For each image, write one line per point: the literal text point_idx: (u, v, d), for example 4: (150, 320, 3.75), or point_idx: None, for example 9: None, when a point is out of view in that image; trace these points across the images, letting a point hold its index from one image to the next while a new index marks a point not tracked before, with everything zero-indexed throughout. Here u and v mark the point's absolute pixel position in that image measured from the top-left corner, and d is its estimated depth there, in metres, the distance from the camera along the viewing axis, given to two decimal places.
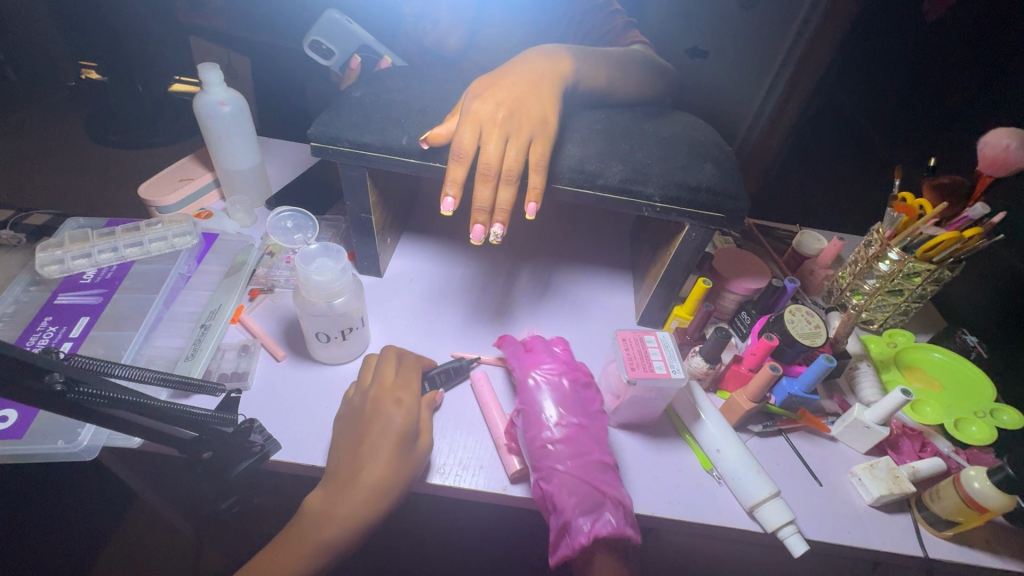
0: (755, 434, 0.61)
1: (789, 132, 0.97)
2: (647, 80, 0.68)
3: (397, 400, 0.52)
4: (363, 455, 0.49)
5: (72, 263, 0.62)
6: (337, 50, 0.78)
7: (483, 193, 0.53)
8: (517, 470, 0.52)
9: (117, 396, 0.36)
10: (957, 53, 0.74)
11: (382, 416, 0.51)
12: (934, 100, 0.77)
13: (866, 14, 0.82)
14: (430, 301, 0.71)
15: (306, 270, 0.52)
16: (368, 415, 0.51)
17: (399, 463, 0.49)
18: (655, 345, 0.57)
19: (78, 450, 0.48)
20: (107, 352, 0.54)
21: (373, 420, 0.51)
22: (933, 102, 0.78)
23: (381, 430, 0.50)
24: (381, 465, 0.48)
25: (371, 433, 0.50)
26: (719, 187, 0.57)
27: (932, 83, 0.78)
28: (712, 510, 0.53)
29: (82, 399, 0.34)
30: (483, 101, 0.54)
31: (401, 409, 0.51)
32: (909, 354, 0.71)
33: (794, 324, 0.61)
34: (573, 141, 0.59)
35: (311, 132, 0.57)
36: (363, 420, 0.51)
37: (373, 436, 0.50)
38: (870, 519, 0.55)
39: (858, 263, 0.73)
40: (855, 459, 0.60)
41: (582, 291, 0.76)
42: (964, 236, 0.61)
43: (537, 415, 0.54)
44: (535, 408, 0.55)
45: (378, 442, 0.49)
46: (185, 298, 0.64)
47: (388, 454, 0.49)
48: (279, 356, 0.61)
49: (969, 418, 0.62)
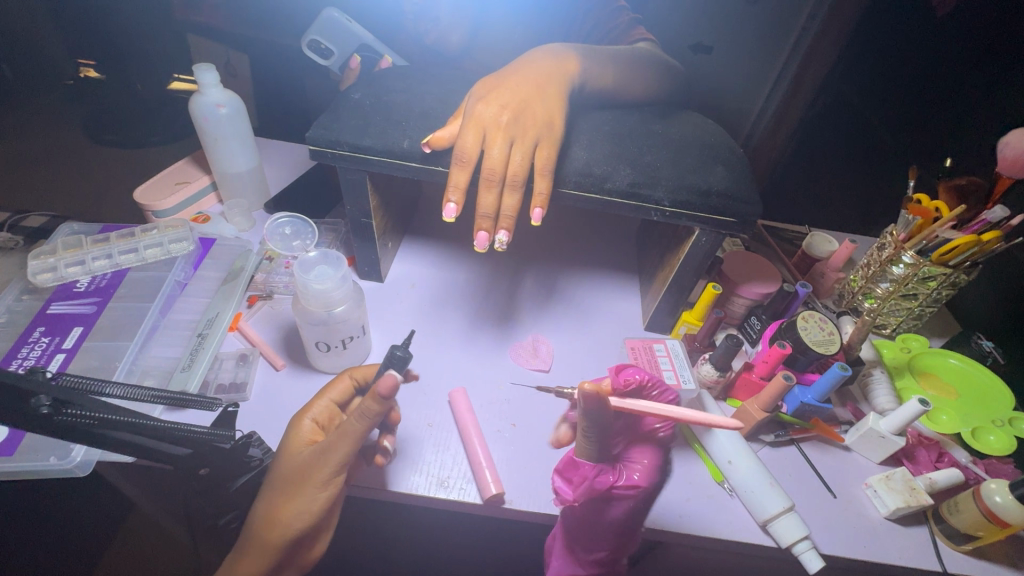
0: (766, 443, 0.59)
1: (793, 132, 0.92)
2: (655, 79, 0.66)
3: (325, 444, 0.44)
4: (289, 504, 0.43)
5: (65, 270, 0.60)
6: (336, 50, 0.76)
7: (487, 199, 0.51)
8: (492, 494, 0.49)
9: (108, 416, 0.35)
10: (958, 57, 0.72)
11: (293, 449, 0.46)
12: (941, 102, 0.76)
13: (871, 12, 0.77)
14: (432, 306, 0.70)
15: (305, 279, 0.51)
16: (284, 447, 0.47)
17: (296, 508, 0.43)
18: (664, 354, 0.56)
19: (71, 466, 0.46)
20: (101, 364, 0.53)
21: (286, 451, 0.46)
22: (937, 104, 0.77)
23: (284, 468, 0.45)
24: (283, 511, 0.43)
25: (299, 480, 0.44)
26: (730, 190, 0.55)
27: (937, 86, 0.76)
28: (723, 524, 0.52)
29: (74, 421, 0.33)
30: (487, 104, 0.52)
31: (328, 453, 0.44)
32: (924, 359, 0.69)
33: (807, 332, 0.59)
34: (580, 143, 0.57)
35: (310, 136, 0.56)
36: (296, 461, 0.45)
37: (301, 483, 0.44)
38: (887, 531, 0.53)
39: (871, 266, 0.71)
40: (870, 469, 0.58)
41: (587, 296, 0.74)
42: (982, 240, 0.59)
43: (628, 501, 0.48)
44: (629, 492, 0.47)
45: (281, 483, 0.44)
46: (181, 306, 0.63)
47: (289, 498, 0.43)
48: (279, 366, 0.59)
49: (988, 427, 0.60)
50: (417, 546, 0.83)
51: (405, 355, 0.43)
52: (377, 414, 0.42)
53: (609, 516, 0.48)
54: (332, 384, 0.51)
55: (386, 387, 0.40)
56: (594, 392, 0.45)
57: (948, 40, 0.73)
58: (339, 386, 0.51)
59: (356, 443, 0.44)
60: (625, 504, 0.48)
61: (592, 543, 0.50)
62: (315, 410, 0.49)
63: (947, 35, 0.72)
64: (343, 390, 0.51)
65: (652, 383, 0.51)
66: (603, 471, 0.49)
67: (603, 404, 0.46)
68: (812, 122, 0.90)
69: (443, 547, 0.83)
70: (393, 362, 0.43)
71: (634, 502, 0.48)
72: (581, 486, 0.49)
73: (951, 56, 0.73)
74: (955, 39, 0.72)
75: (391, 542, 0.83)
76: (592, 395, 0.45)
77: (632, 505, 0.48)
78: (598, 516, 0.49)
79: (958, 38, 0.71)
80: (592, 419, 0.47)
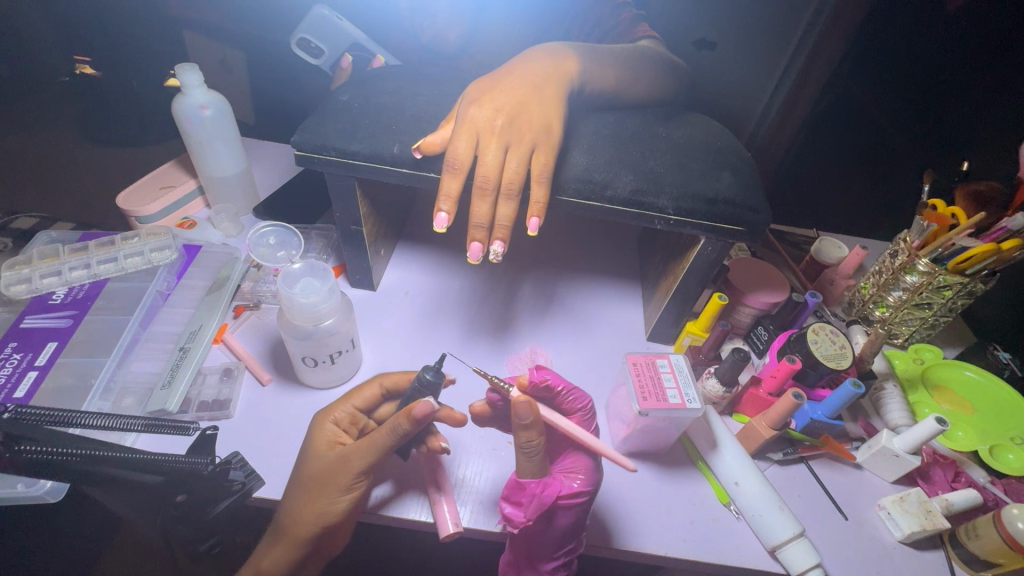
0: (774, 462, 0.57)
1: (798, 130, 0.86)
2: (660, 79, 0.63)
3: (350, 451, 0.44)
4: (317, 506, 0.44)
5: (40, 281, 0.57)
6: (327, 49, 0.74)
7: (481, 208, 0.49)
8: (450, 534, 0.46)
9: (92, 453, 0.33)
10: (963, 56, 0.72)
11: (316, 452, 0.46)
12: (946, 102, 0.76)
13: (884, 4, 0.71)
14: (426, 315, 0.67)
15: (290, 292, 0.48)
16: (306, 448, 0.47)
17: (319, 512, 0.44)
18: (667, 370, 0.53)
19: (40, 493, 0.44)
20: (76, 382, 0.50)
21: (309, 454, 0.46)
22: (942, 103, 0.76)
23: (309, 470, 0.45)
24: (305, 513, 0.44)
25: (326, 485, 0.44)
26: (737, 198, 0.52)
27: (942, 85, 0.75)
28: (730, 549, 0.49)
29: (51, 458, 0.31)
30: (481, 107, 0.50)
31: (356, 457, 0.44)
32: (938, 371, 0.66)
33: (818, 345, 0.57)
34: (579, 147, 0.55)
35: (295, 140, 0.53)
36: (320, 467, 0.45)
37: (328, 489, 0.44)
38: (901, 557, 0.51)
39: (882, 274, 0.68)
40: (882, 489, 0.56)
41: (587, 305, 0.72)
42: (1001, 249, 0.56)
43: (562, 521, 0.45)
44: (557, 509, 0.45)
45: (305, 484, 0.45)
46: (163, 318, 0.60)
47: (313, 499, 0.44)
48: (264, 381, 0.57)
49: (1006, 445, 0.58)
50: (415, 559, 0.81)
51: (434, 379, 0.45)
52: (406, 431, 0.42)
53: (557, 526, 0.45)
54: (359, 389, 0.51)
55: (422, 412, 0.41)
56: (529, 406, 0.43)
57: (953, 39, 0.71)
58: (367, 392, 0.50)
59: (383, 451, 0.44)
60: (573, 512, 0.45)
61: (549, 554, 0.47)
62: (338, 412, 0.49)
63: (952, 33, 0.71)
64: (372, 397, 0.51)
65: (560, 384, 0.49)
66: (547, 483, 0.45)
67: (536, 419, 0.44)
68: (816, 122, 0.84)
69: (441, 559, 0.81)
70: (423, 386, 0.45)
71: (580, 508, 0.45)
72: (530, 506, 0.44)
73: (956, 55, 0.72)
74: (962, 39, 0.71)
75: (388, 555, 0.80)
76: (527, 410, 0.43)
77: (581, 510, 0.45)
78: (551, 527, 0.46)
79: (966, 38, 0.70)
80: (537, 433, 0.44)
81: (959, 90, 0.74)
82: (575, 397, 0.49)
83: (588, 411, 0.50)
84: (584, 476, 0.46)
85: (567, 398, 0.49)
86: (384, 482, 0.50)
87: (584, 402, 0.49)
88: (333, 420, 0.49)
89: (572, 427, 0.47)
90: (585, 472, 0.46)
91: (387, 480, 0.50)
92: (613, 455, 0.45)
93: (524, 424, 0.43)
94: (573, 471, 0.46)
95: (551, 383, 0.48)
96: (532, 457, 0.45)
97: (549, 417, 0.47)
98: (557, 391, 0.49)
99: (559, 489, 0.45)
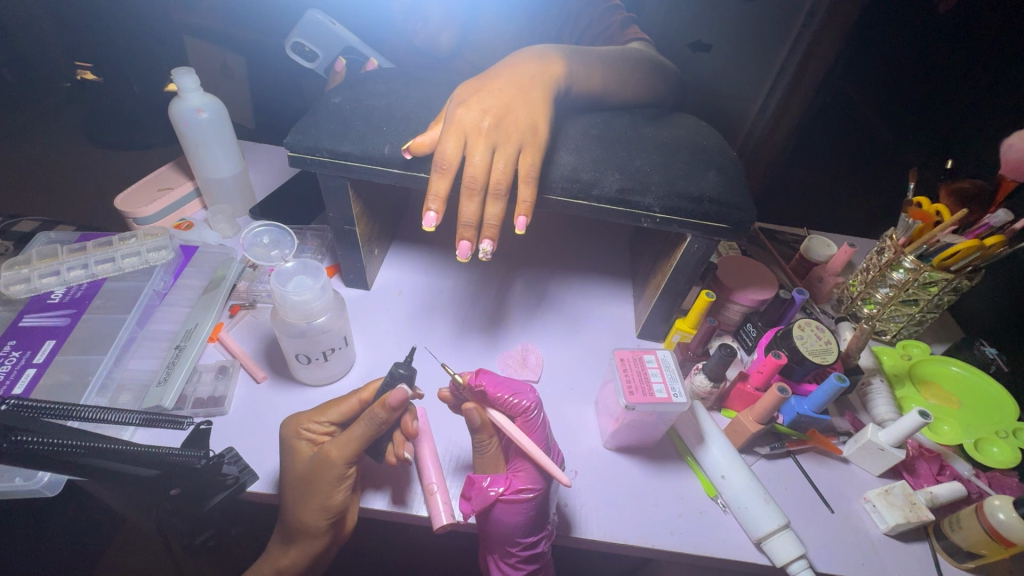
0: (762, 456, 0.57)
1: (793, 130, 0.91)
2: (647, 81, 0.64)
3: (329, 449, 0.45)
4: (312, 506, 0.45)
5: (39, 281, 0.59)
6: (321, 53, 0.75)
7: (469, 208, 0.50)
8: (443, 525, 0.45)
9: (94, 444, 0.33)
10: (959, 56, 0.69)
11: (299, 457, 0.47)
12: (942, 102, 0.72)
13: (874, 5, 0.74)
14: (419, 314, 0.68)
15: (283, 290, 0.49)
16: (287, 457, 0.47)
17: (316, 513, 0.45)
18: (655, 365, 0.54)
19: (38, 487, 0.45)
20: (74, 378, 0.52)
21: (293, 462, 0.47)
22: (940, 103, 0.72)
23: (295, 474, 0.46)
24: (307, 513, 0.45)
25: (313, 485, 0.45)
26: (723, 196, 0.53)
27: (937, 84, 0.72)
28: (717, 541, 0.50)
29: (49, 448, 0.31)
30: (468, 108, 0.51)
31: (337, 454, 0.45)
32: (925, 366, 0.67)
33: (803, 341, 0.57)
34: (567, 147, 0.56)
35: (288, 142, 0.54)
36: (305, 469, 0.46)
37: (317, 488, 0.45)
38: (886, 548, 0.51)
39: (870, 271, 0.69)
40: (869, 483, 0.56)
41: (577, 302, 0.73)
42: (985, 245, 0.57)
43: (506, 523, 0.47)
44: (499, 511, 0.47)
45: (295, 488, 0.46)
46: (160, 316, 0.61)
47: (308, 498, 0.45)
48: (259, 378, 0.58)
49: (991, 439, 0.59)
50: (412, 551, 0.82)
51: (407, 373, 0.45)
52: (384, 420, 0.44)
53: (505, 524, 0.47)
54: (337, 401, 0.49)
55: (396, 400, 0.43)
56: (477, 412, 0.47)
57: (948, 39, 0.69)
58: (343, 408, 0.48)
59: (361, 444, 0.45)
60: (521, 509, 0.46)
61: (506, 549, 0.48)
62: (312, 423, 0.48)
63: (947, 32, 0.69)
64: (348, 412, 0.48)
65: (497, 388, 0.49)
66: (493, 481, 0.47)
67: (485, 421, 0.48)
68: (810, 121, 0.88)
69: (438, 552, 0.82)
70: (396, 379, 0.45)
71: (528, 505, 0.46)
72: (475, 499, 0.46)
73: (942, 56, 0.70)
74: (959, 37, 0.68)
75: (386, 548, 0.82)
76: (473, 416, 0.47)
77: (531, 507, 0.46)
78: (502, 526, 0.47)
79: (960, 37, 0.68)
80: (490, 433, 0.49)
81: (957, 91, 0.70)
82: (518, 400, 0.49)
83: (531, 413, 0.48)
84: (528, 475, 0.47)
85: (507, 401, 0.48)
86: (366, 479, 0.51)
87: (527, 404, 0.48)
88: (308, 430, 0.48)
89: (514, 432, 0.46)
90: (528, 472, 0.47)
91: (370, 477, 0.51)
92: (547, 464, 0.45)
93: (473, 427, 0.48)
94: (519, 472, 0.47)
95: (487, 388, 0.49)
96: (484, 455, 0.49)
97: (496, 420, 0.47)
98: (496, 396, 0.48)
99: (505, 486, 0.46)
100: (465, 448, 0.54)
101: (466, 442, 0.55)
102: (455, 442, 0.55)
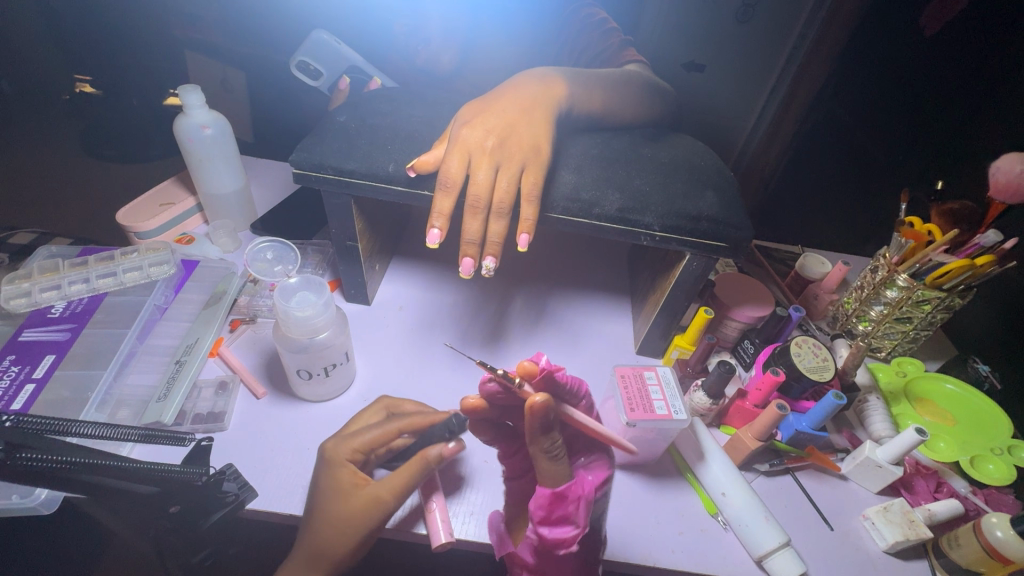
0: (761, 473, 0.58)
1: (788, 145, 0.88)
2: (645, 102, 0.66)
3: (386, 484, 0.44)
4: (336, 537, 0.43)
5: (40, 296, 0.59)
6: (326, 71, 0.77)
7: (472, 225, 0.51)
8: (441, 543, 0.46)
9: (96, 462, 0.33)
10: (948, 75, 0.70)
11: (342, 495, 0.44)
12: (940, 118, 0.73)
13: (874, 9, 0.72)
14: (419, 329, 0.68)
15: (286, 306, 0.49)
16: (328, 493, 0.44)
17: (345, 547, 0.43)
18: (655, 382, 0.54)
19: (35, 504, 0.45)
20: (73, 394, 0.51)
21: (333, 498, 0.44)
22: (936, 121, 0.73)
23: (337, 511, 0.44)
24: (335, 550, 0.43)
25: (358, 522, 0.43)
26: (720, 215, 0.54)
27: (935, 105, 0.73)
28: (721, 560, 0.50)
29: (54, 467, 0.31)
30: (472, 128, 0.52)
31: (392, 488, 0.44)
32: (919, 384, 0.68)
33: (800, 358, 0.59)
34: (568, 167, 0.57)
35: (293, 159, 0.55)
36: (350, 512, 0.43)
37: (357, 525, 0.43)
38: (885, 567, 0.51)
39: (864, 288, 0.70)
40: (866, 500, 0.57)
41: (578, 319, 0.73)
42: (976, 265, 0.58)
43: None
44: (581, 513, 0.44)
45: (331, 523, 0.44)
46: (160, 332, 0.61)
47: (340, 535, 0.43)
48: (259, 394, 0.57)
49: (987, 456, 0.59)
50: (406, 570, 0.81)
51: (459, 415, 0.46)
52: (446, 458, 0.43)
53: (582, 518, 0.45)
54: (357, 418, 0.50)
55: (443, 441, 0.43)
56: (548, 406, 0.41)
57: (938, 58, 0.70)
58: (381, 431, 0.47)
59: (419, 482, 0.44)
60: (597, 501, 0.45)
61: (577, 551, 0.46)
62: (351, 450, 0.46)
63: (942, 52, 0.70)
64: (386, 434, 0.47)
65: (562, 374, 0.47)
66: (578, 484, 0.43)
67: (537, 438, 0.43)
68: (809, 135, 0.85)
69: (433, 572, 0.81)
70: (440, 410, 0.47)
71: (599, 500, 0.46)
72: (578, 511, 0.42)
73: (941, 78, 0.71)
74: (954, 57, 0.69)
75: (384, 564, 0.82)
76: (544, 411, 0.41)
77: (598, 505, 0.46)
78: None
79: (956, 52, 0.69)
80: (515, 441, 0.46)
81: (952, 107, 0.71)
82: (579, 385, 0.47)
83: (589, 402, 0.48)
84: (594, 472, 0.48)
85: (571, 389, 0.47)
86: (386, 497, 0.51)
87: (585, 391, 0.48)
88: (345, 458, 0.46)
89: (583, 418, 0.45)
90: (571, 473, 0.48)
91: None
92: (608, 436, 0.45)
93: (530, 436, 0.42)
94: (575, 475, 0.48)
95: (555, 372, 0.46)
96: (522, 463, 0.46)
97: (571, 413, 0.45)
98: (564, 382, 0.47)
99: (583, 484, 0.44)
100: (472, 468, 0.54)
101: (470, 463, 0.55)
102: (462, 462, 0.55)
